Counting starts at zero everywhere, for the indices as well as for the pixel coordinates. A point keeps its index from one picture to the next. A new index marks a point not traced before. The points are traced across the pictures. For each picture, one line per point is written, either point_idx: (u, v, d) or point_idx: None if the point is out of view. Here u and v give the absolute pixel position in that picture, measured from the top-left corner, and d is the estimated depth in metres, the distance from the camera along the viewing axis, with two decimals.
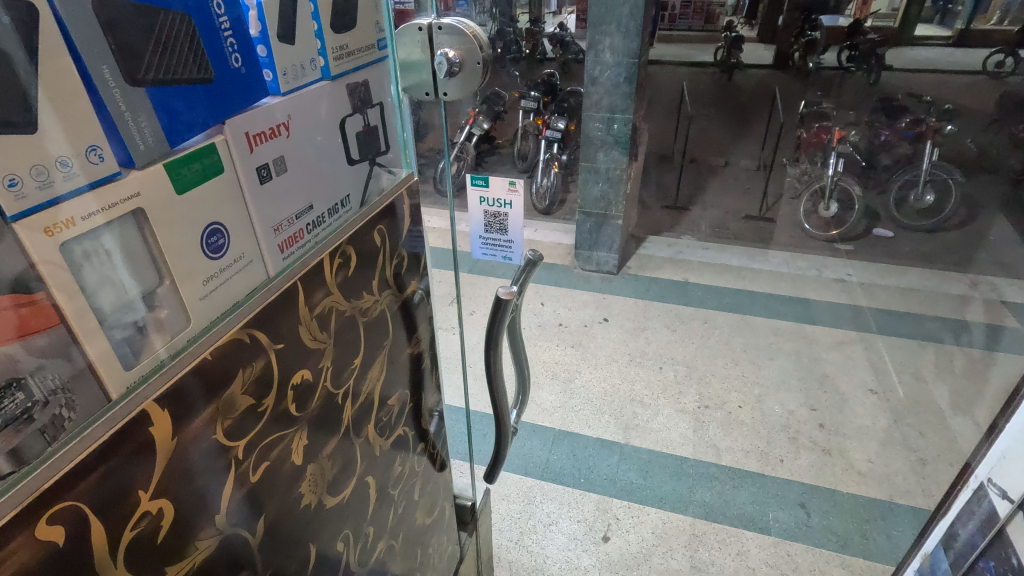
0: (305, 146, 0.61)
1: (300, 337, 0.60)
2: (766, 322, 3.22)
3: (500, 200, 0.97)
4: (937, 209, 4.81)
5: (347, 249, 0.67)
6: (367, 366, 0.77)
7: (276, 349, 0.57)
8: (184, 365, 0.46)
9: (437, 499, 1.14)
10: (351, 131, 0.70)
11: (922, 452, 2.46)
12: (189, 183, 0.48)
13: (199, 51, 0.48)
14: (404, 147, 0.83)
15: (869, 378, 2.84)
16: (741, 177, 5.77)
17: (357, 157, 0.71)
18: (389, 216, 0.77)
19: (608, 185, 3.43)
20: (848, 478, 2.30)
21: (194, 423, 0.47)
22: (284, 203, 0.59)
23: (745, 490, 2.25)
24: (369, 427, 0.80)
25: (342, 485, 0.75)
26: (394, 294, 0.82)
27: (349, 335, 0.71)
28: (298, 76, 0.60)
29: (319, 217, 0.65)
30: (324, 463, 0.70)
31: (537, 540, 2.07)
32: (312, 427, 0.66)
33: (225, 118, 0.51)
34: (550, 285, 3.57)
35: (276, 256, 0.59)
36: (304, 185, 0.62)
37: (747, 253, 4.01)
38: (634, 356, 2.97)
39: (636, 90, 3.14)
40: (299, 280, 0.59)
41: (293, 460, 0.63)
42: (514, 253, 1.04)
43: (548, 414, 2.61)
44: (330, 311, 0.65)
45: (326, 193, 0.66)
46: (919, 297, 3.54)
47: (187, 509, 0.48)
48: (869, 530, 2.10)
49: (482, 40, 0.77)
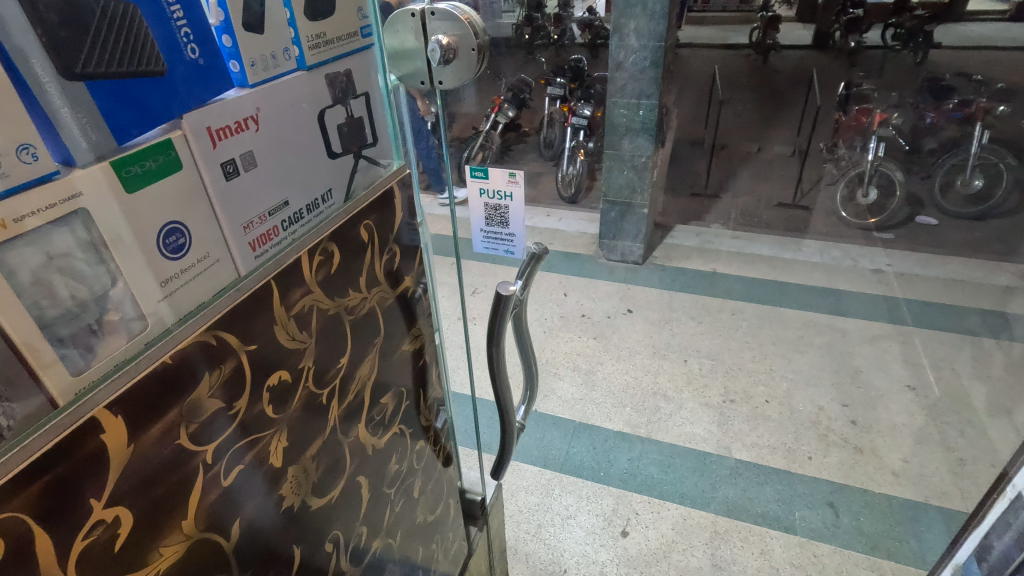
0: (279, 139, 0.60)
1: (275, 337, 0.61)
2: (796, 314, 3.11)
3: (500, 192, 0.94)
4: (985, 195, 4.56)
5: (328, 246, 0.67)
6: (356, 365, 0.76)
7: (247, 351, 0.57)
8: (141, 371, 0.46)
9: (441, 496, 1.13)
10: (333, 124, 0.68)
11: (960, 451, 2.35)
12: (138, 181, 0.46)
13: (149, 43, 0.46)
14: (395, 138, 0.80)
15: (905, 374, 2.72)
16: (774, 163, 5.60)
17: (339, 151, 0.70)
18: (378, 211, 0.76)
19: (634, 173, 3.35)
20: (881, 478, 2.21)
21: (153, 429, 0.48)
22: (254, 199, 0.58)
23: (771, 487, 2.18)
24: (361, 425, 0.80)
25: (330, 485, 0.75)
26: (386, 294, 0.81)
27: (334, 333, 0.71)
28: (268, 67, 0.58)
29: (295, 214, 0.63)
30: (307, 464, 0.69)
31: (554, 533, 2.06)
32: (293, 427, 0.66)
33: (183, 112, 0.50)
34: (573, 275, 3.53)
35: (247, 255, 0.58)
36: (278, 181, 0.61)
37: (779, 242, 3.88)
38: (657, 349, 2.91)
39: (663, 75, 3.05)
40: (271, 280, 0.60)
41: (272, 461, 0.64)
42: (515, 247, 1.02)
43: (570, 407, 2.58)
44: (310, 310, 0.66)
45: (304, 189, 0.64)
46: (963, 288, 3.37)
47: (144, 512, 0.48)
48: (900, 532, 2.01)
49: (478, 27, 0.75)
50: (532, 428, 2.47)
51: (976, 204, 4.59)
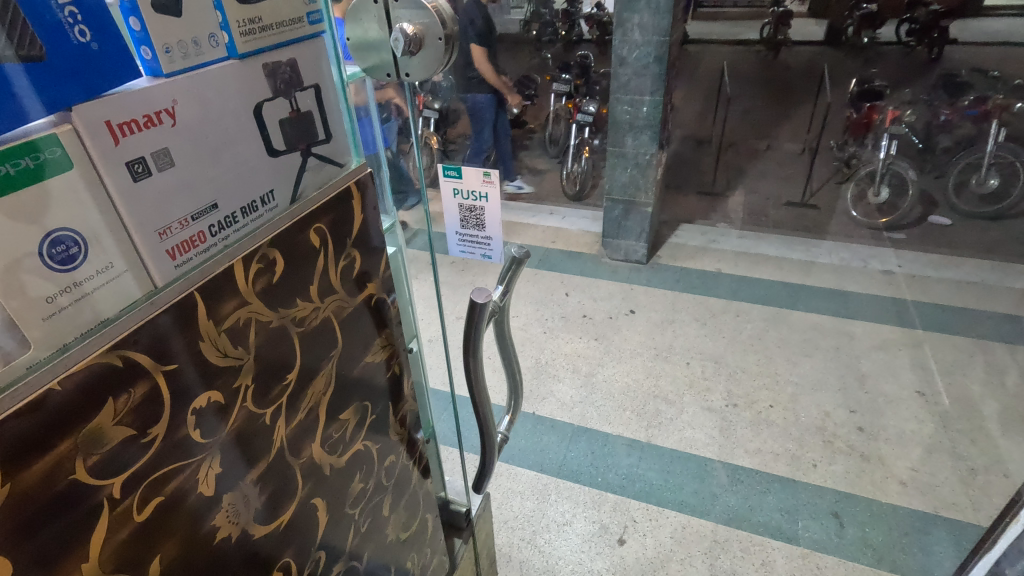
0: (207, 137, 0.55)
1: (202, 356, 0.57)
2: (803, 315, 3.04)
3: (475, 193, 0.89)
4: (1001, 194, 4.44)
5: (268, 253, 0.63)
6: (309, 378, 0.73)
7: (165, 372, 0.53)
8: (15, 403, 0.42)
9: (417, 512, 1.10)
10: (274, 118, 0.63)
11: (972, 460, 2.27)
12: (10, 185, 0.41)
13: (25, 28, 0.42)
14: (353, 135, 0.76)
15: (915, 379, 2.64)
16: (784, 161, 5.51)
17: (282, 148, 0.65)
18: (331, 216, 0.72)
19: (637, 171, 3.28)
20: (887, 487, 2.15)
21: (36, 465, 0.44)
22: (172, 203, 0.53)
23: (774, 495, 2.12)
24: (315, 444, 0.77)
25: (277, 510, 0.72)
26: (346, 304, 0.78)
27: (278, 347, 0.67)
28: (189, 55, 0.53)
29: (225, 218, 0.59)
30: (247, 490, 0.67)
31: (549, 540, 2.01)
32: (229, 452, 0.63)
33: (74, 104, 0.45)
34: (575, 274, 3.46)
35: (164, 264, 0.54)
36: (203, 183, 0.56)
37: (787, 242, 3.80)
38: (659, 351, 2.85)
39: (667, 70, 2.97)
40: (196, 291, 0.55)
41: (201, 489, 0.60)
42: (493, 250, 0.98)
43: (568, 409, 2.53)
44: (247, 323, 0.62)
45: (237, 191, 0.60)
46: (976, 291, 3.27)
47: (38, 555, 0.45)
48: (908, 545, 1.94)
49: (446, 14, 0.72)
50: (529, 431, 2.43)
51: (992, 204, 4.47)
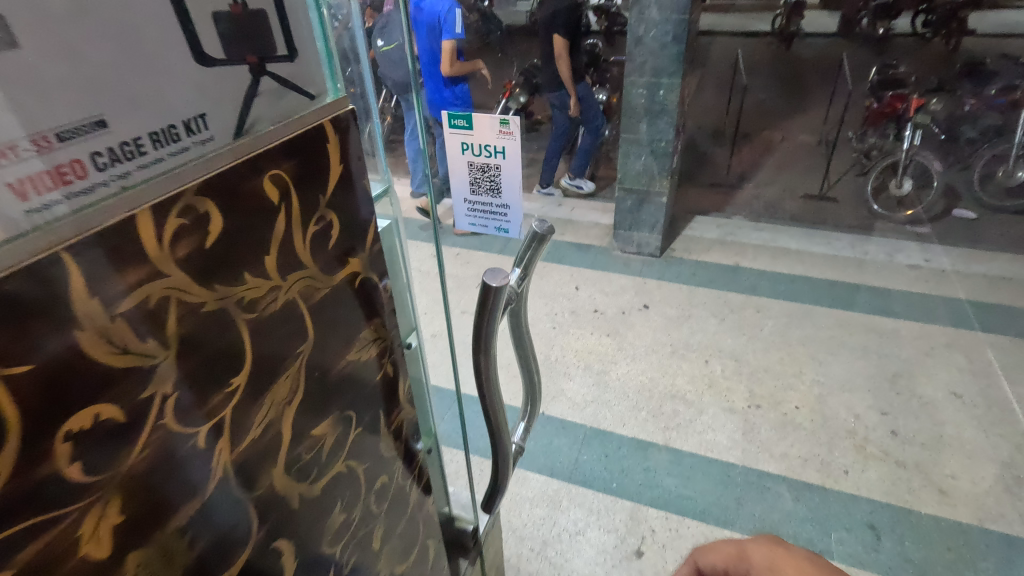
0: (85, 20, 0.38)
1: (86, 359, 0.41)
2: (827, 312, 2.88)
3: (491, 147, 0.83)
4: None
5: (199, 214, 0.47)
6: (266, 384, 0.59)
7: (14, 384, 0.37)
8: None
9: (415, 536, 0.98)
10: (207, 11, 0.46)
11: (1018, 468, 2.10)
12: None
13: None
14: (330, 60, 0.62)
15: (951, 380, 2.47)
16: (799, 153, 5.34)
17: (217, 57, 0.48)
18: (297, 169, 0.57)
19: (652, 159, 3.12)
20: (927, 497, 1.99)
21: None
22: (24, 109, 0.37)
23: (804, 505, 1.97)
24: (274, 469, 0.63)
25: (218, 560, 0.58)
26: (315, 288, 0.63)
27: (217, 344, 0.52)
28: None
29: (121, 143, 0.42)
30: (173, 541, 0.51)
31: (562, 551, 1.86)
32: (141, 494, 0.48)
33: None
34: (586, 268, 3.31)
35: (9, 201, 0.37)
36: (82, 85, 0.39)
37: (807, 235, 3.63)
38: (676, 349, 2.69)
39: (686, 52, 2.82)
40: (74, 265, 0.40)
41: (89, 547, 0.44)
42: (509, 222, 0.91)
43: (580, 410, 2.38)
44: (168, 311, 0.46)
45: (143, 108, 0.43)
46: (1010, 287, 3.10)
47: None
48: (954, 562, 1.79)
49: None
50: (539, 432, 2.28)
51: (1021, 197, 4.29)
